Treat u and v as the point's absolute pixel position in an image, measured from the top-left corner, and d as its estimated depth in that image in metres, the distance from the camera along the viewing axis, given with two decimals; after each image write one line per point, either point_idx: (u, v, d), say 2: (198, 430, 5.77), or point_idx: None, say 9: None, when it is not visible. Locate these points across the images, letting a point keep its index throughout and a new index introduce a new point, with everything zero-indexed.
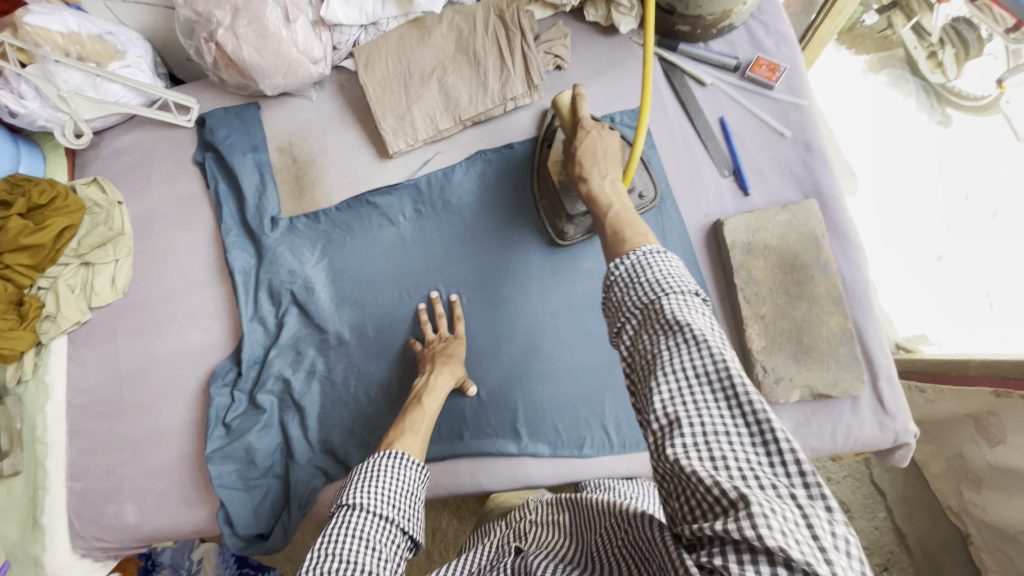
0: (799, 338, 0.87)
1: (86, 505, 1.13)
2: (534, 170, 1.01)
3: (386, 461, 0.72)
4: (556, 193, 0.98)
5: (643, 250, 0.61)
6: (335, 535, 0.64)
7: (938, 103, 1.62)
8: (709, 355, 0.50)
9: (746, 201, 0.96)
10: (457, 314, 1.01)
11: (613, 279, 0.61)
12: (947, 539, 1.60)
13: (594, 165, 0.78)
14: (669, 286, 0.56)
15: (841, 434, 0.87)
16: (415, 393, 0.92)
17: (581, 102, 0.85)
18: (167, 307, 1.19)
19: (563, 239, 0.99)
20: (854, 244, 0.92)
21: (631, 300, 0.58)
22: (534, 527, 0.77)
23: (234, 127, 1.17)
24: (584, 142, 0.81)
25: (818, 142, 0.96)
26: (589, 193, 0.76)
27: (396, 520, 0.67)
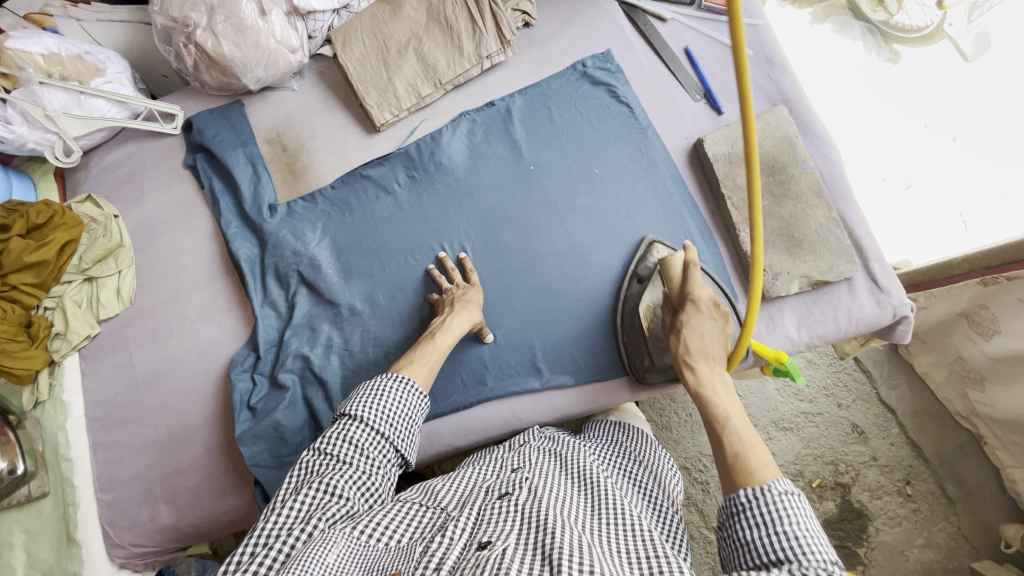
0: (790, 234, 0.92)
1: (119, 513, 1.13)
2: (620, 307, 1.00)
3: (393, 384, 0.82)
4: (642, 335, 0.98)
5: (779, 486, 0.66)
6: (335, 437, 0.77)
7: (884, 40, 1.69)
8: None
9: (720, 119, 1.03)
10: (471, 268, 1.05)
11: (739, 507, 0.66)
12: (962, 445, 1.65)
13: (702, 355, 0.84)
14: (804, 545, 0.60)
15: (844, 317, 0.92)
16: (430, 329, 0.96)
17: (693, 274, 0.85)
18: (175, 308, 1.20)
19: (642, 383, 0.99)
20: (826, 142, 0.97)
21: (759, 539, 0.63)
22: (536, 461, 0.86)
23: (222, 125, 1.20)
24: (692, 322, 0.85)
25: (778, 55, 1.01)
26: (697, 385, 0.83)
27: (390, 438, 0.78)
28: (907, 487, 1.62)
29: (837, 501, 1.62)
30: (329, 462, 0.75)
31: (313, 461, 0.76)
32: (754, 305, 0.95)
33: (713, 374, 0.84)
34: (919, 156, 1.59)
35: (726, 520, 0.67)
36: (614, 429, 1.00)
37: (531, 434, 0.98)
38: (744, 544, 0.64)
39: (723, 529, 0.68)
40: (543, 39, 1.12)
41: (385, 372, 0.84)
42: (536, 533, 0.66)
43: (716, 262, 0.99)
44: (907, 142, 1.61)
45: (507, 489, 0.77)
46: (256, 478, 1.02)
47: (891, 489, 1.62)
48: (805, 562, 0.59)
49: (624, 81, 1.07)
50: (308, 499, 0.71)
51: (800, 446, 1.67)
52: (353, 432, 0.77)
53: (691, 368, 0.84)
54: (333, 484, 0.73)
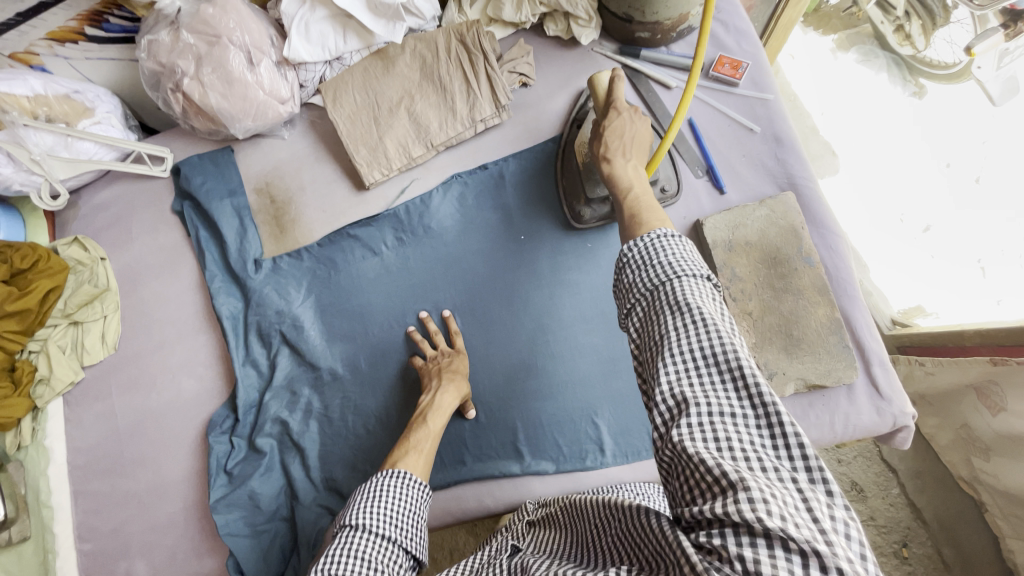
0: (789, 332, 0.87)
1: (97, 564, 1.12)
2: (559, 149, 1.02)
3: (391, 480, 0.79)
4: (578, 174, 0.99)
5: (658, 230, 0.61)
6: (338, 555, 0.70)
7: (910, 74, 1.60)
8: (718, 340, 0.52)
9: (722, 199, 0.96)
10: (456, 330, 1.03)
11: (626, 261, 0.62)
12: (962, 510, 1.60)
13: (619, 149, 0.78)
14: (676, 273, 0.57)
15: (841, 423, 0.87)
16: (420, 410, 0.94)
17: (617, 81, 0.82)
18: (159, 358, 1.18)
19: (579, 223, 1.00)
20: (834, 233, 0.92)
21: (641, 282, 0.60)
22: (530, 529, 0.81)
23: (210, 173, 1.17)
24: (612, 123, 0.80)
25: (787, 134, 0.96)
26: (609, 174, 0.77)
27: (398, 539, 0.74)
28: (903, 550, 1.60)
29: None
30: None
31: None
32: None
33: (629, 166, 0.77)
34: (923, 193, 1.57)
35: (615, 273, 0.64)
36: (611, 489, 0.91)
37: (523, 513, 0.90)
38: (631, 287, 0.61)
39: (617, 296, 0.64)
40: (541, 100, 1.06)
41: (379, 470, 0.80)
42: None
43: None
44: (922, 179, 1.57)
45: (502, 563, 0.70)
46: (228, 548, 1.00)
47: (888, 550, 1.61)
48: (677, 292, 0.56)
49: None
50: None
51: None
52: (357, 542, 0.72)
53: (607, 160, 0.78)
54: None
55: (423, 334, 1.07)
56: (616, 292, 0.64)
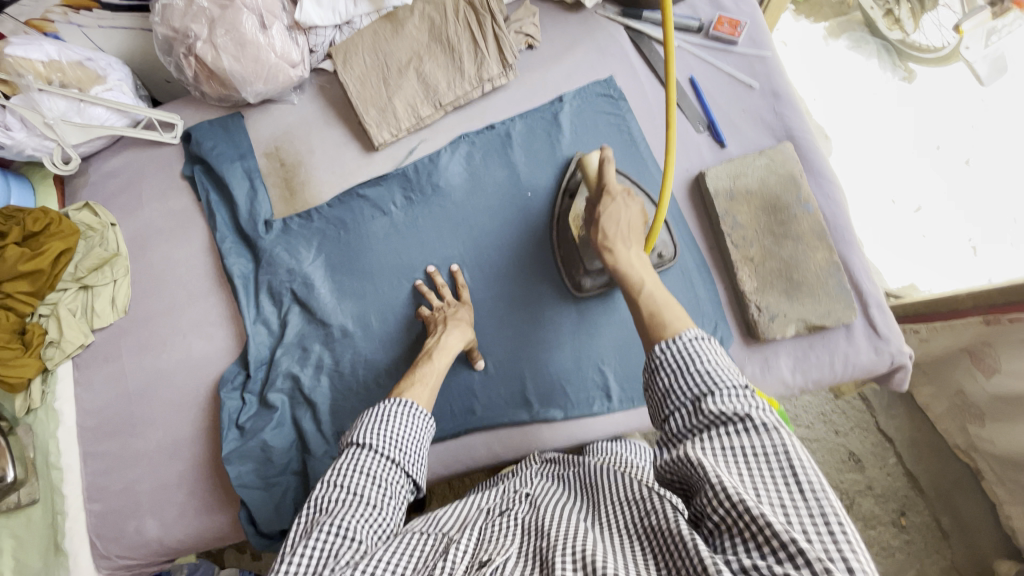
0: (789, 276, 0.90)
1: (107, 524, 1.13)
2: (554, 218, 1.03)
3: (398, 407, 0.82)
4: (575, 246, 1.00)
5: (687, 334, 0.66)
6: (344, 469, 0.75)
7: (900, 60, 1.68)
8: (764, 435, 0.55)
9: (723, 152, 0.99)
10: (462, 283, 1.04)
11: (659, 363, 0.66)
12: (959, 478, 1.63)
13: (618, 237, 0.82)
14: (717, 377, 0.60)
15: (840, 363, 0.90)
16: (426, 349, 0.95)
17: (608, 165, 0.86)
18: (170, 320, 1.19)
19: (580, 291, 1.01)
20: (830, 182, 0.95)
21: (680, 387, 0.63)
22: (537, 479, 0.84)
23: (220, 137, 1.19)
24: (608, 208, 0.85)
25: (785, 89, 0.99)
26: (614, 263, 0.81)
27: (400, 463, 0.78)
28: (901, 519, 1.62)
29: None
30: (340, 497, 0.72)
31: (323, 496, 0.72)
32: (746, 344, 0.93)
33: (632, 254, 0.81)
34: (916, 177, 1.60)
35: (646, 377, 0.66)
36: (614, 447, 0.94)
37: (530, 461, 0.94)
38: (666, 392, 0.64)
39: (651, 399, 0.66)
40: (546, 62, 1.10)
41: (389, 396, 0.84)
42: (536, 541, 0.65)
43: (713, 301, 0.95)
44: (912, 161, 1.61)
45: (507, 506, 0.76)
46: (241, 499, 1.02)
47: (886, 519, 1.61)
48: (720, 397, 0.59)
49: (626, 110, 1.06)
50: (319, 541, 0.65)
51: None
52: (363, 458, 0.76)
53: (609, 250, 0.82)
54: (346, 524, 0.68)
55: (430, 287, 1.09)
56: (649, 395, 0.66)
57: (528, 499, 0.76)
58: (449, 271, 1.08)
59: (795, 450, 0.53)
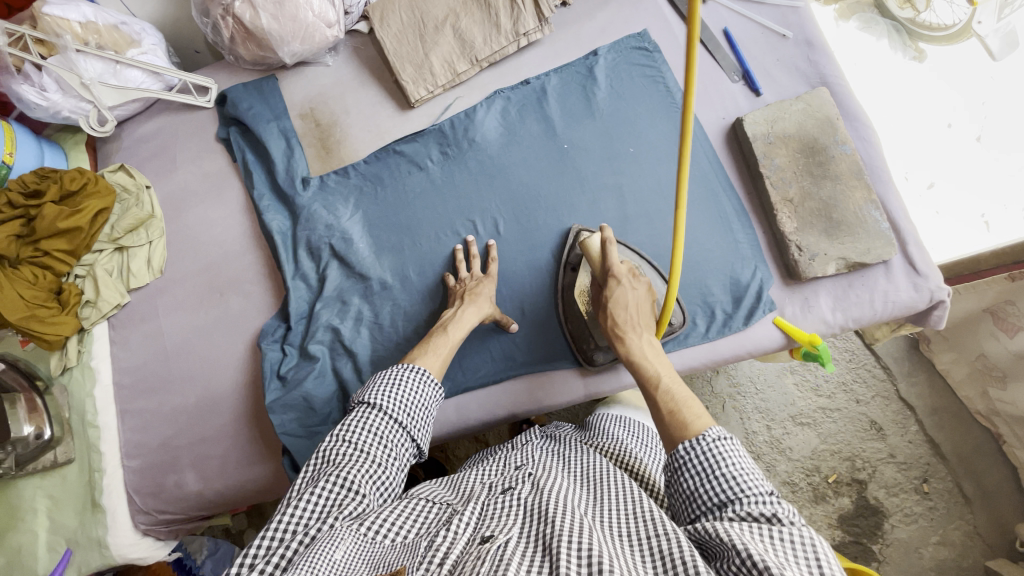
0: (828, 215, 0.92)
1: (146, 480, 1.14)
2: (559, 294, 1.03)
3: (410, 373, 0.83)
4: (584, 322, 1.01)
5: (711, 432, 0.65)
6: (354, 425, 0.77)
7: (910, 38, 1.44)
8: (793, 534, 0.55)
9: (758, 100, 1.01)
10: (494, 257, 1.05)
11: (682, 463, 0.66)
12: (980, 443, 1.64)
13: (629, 325, 0.85)
14: (745, 481, 0.61)
15: (880, 301, 0.91)
16: (442, 321, 0.97)
17: (609, 246, 0.88)
18: (206, 279, 1.20)
19: (592, 364, 1.02)
20: (866, 126, 0.97)
21: (705, 489, 0.62)
22: (541, 459, 0.85)
23: (255, 99, 1.20)
24: (615, 294, 0.87)
25: (819, 38, 1.01)
26: (628, 353, 0.84)
27: (407, 428, 0.79)
28: (924, 486, 1.62)
29: (853, 497, 1.62)
30: (348, 450, 0.74)
31: (333, 448, 0.75)
32: (787, 285, 0.95)
33: (643, 341, 0.84)
34: (947, 154, 1.35)
35: (669, 475, 0.66)
36: (618, 416, 1.05)
37: (530, 435, 1.02)
38: (691, 494, 0.64)
39: (674, 498, 0.66)
40: (581, 18, 1.12)
41: (400, 362, 0.85)
42: (540, 525, 0.63)
43: (752, 244, 0.97)
44: (932, 142, 1.37)
45: (510, 484, 0.75)
46: (285, 447, 1.03)
47: (908, 486, 1.62)
48: (746, 501, 0.59)
49: (662, 61, 1.08)
50: (325, 491, 0.70)
51: (817, 441, 1.66)
52: (371, 419, 0.77)
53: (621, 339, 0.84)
54: (351, 479, 0.72)
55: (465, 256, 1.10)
56: (671, 492, 0.67)
57: (529, 477, 0.75)
58: (486, 243, 1.09)
59: (821, 551, 0.53)
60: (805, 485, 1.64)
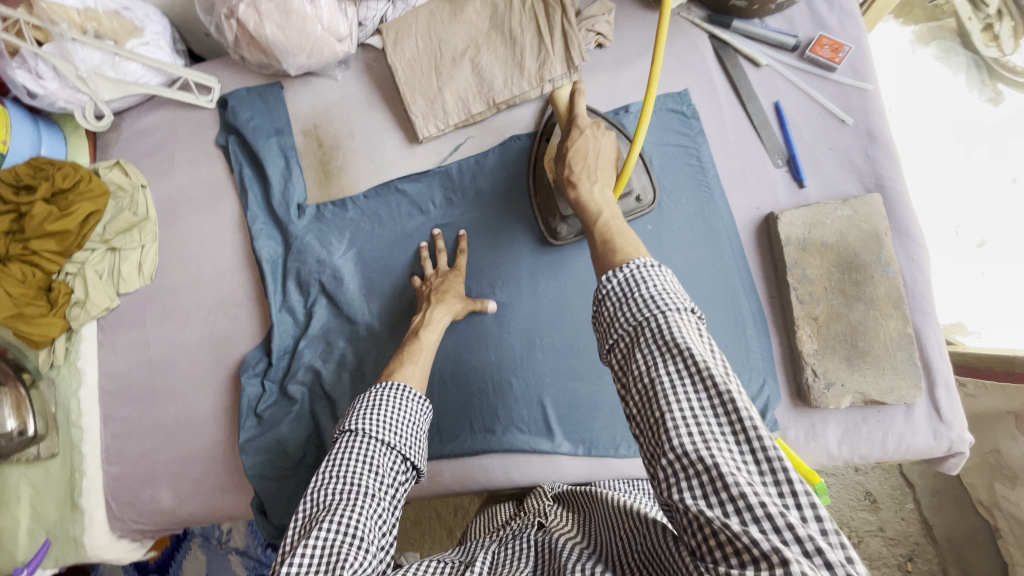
0: (853, 342, 0.83)
1: (123, 488, 1.15)
2: (531, 165, 0.98)
3: (392, 392, 0.77)
4: (550, 191, 0.96)
5: (636, 261, 0.59)
6: (342, 458, 0.69)
7: (989, 78, 1.32)
8: (711, 384, 0.50)
9: (801, 193, 0.90)
10: (462, 248, 1.01)
11: (604, 294, 0.60)
12: (974, 532, 1.56)
13: (585, 172, 0.78)
14: (660, 304, 0.55)
15: (893, 442, 0.84)
16: (413, 327, 0.95)
17: (579, 99, 0.85)
18: (195, 293, 1.16)
19: (555, 239, 0.98)
20: (917, 243, 0.86)
21: (624, 315, 0.57)
22: (552, 512, 0.78)
23: (258, 108, 1.12)
24: (576, 144, 0.82)
25: (882, 129, 0.88)
26: (577, 196, 0.77)
27: (397, 448, 0.72)
28: (907, 564, 1.57)
29: None
30: (340, 494, 0.66)
31: (322, 492, 0.66)
32: (794, 406, 0.88)
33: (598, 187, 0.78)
34: (994, 208, 1.28)
35: (592, 305, 0.61)
36: (630, 484, 0.92)
37: (541, 495, 0.89)
38: (612, 323, 0.59)
39: (596, 327, 0.62)
40: (616, 66, 1.00)
41: (382, 379, 0.79)
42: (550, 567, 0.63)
43: (764, 354, 0.89)
44: (989, 195, 1.29)
45: (520, 535, 0.72)
46: (255, 488, 1.01)
47: (891, 562, 1.58)
48: (665, 325, 0.54)
49: (698, 131, 0.93)
50: (321, 540, 0.61)
51: None
52: (359, 446, 0.70)
53: (573, 185, 0.78)
54: (354, 523, 0.63)
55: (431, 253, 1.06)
56: (594, 323, 0.62)
57: (540, 530, 0.72)
58: (453, 235, 1.04)
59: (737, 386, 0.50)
60: None
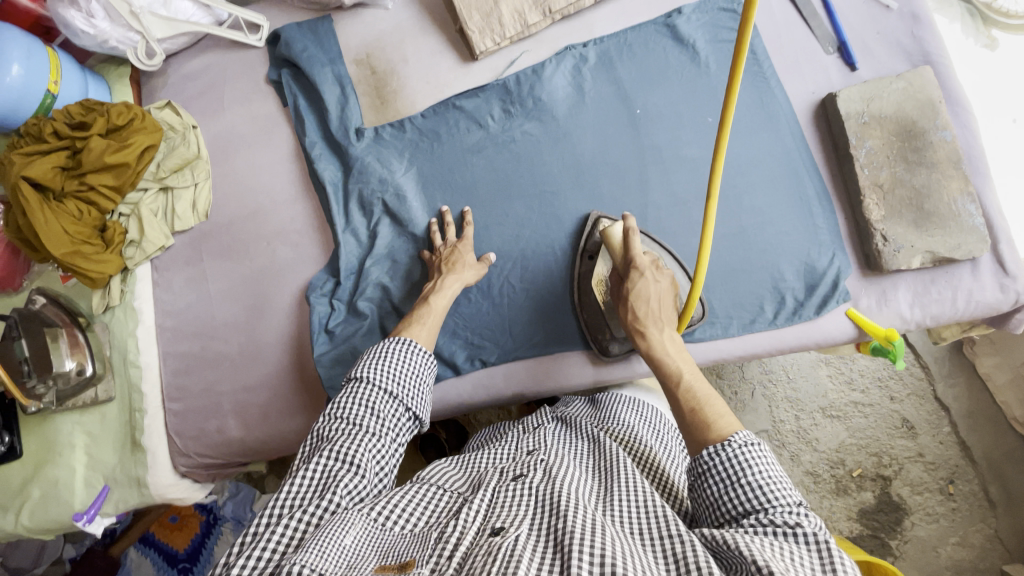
0: (920, 205, 0.87)
1: (187, 423, 1.14)
2: (575, 283, 1.01)
3: (395, 345, 0.79)
4: (600, 311, 0.99)
5: (739, 437, 0.63)
6: (343, 403, 0.74)
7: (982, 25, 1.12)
8: (817, 557, 0.53)
9: (853, 76, 0.94)
10: (468, 223, 1.03)
11: (706, 468, 0.63)
12: (1012, 450, 1.48)
13: (651, 319, 0.81)
14: (770, 494, 0.59)
15: (963, 300, 0.87)
16: (423, 294, 0.95)
17: (633, 239, 0.86)
18: (253, 226, 1.17)
19: (606, 355, 1.00)
20: (967, 112, 0.90)
21: (731, 495, 0.61)
22: (552, 442, 0.83)
23: (310, 40, 1.15)
24: (637, 287, 0.83)
25: (926, 11, 0.93)
26: (648, 348, 0.80)
27: (399, 397, 0.75)
28: (949, 487, 1.46)
29: (876, 492, 1.47)
30: (341, 427, 0.71)
31: (325, 427, 0.72)
32: (863, 276, 0.91)
33: (666, 336, 0.80)
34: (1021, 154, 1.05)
35: (694, 478, 0.64)
36: (632, 401, 0.97)
37: (543, 414, 0.98)
38: (715, 500, 0.62)
39: (694, 494, 0.65)
40: None
41: (393, 335, 0.80)
42: (550, 516, 0.59)
43: (831, 229, 0.92)
44: None
45: (523, 469, 0.71)
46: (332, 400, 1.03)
47: (933, 486, 1.46)
48: (774, 511, 0.58)
49: (751, 26, 0.97)
50: (320, 465, 0.67)
51: (845, 435, 1.50)
52: (362, 393, 0.74)
53: (642, 334, 0.81)
54: (353, 453, 0.69)
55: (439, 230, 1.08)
56: (693, 491, 0.65)
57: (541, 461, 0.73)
58: (459, 212, 1.07)
59: (839, 557, 0.52)
60: (827, 477, 1.49)
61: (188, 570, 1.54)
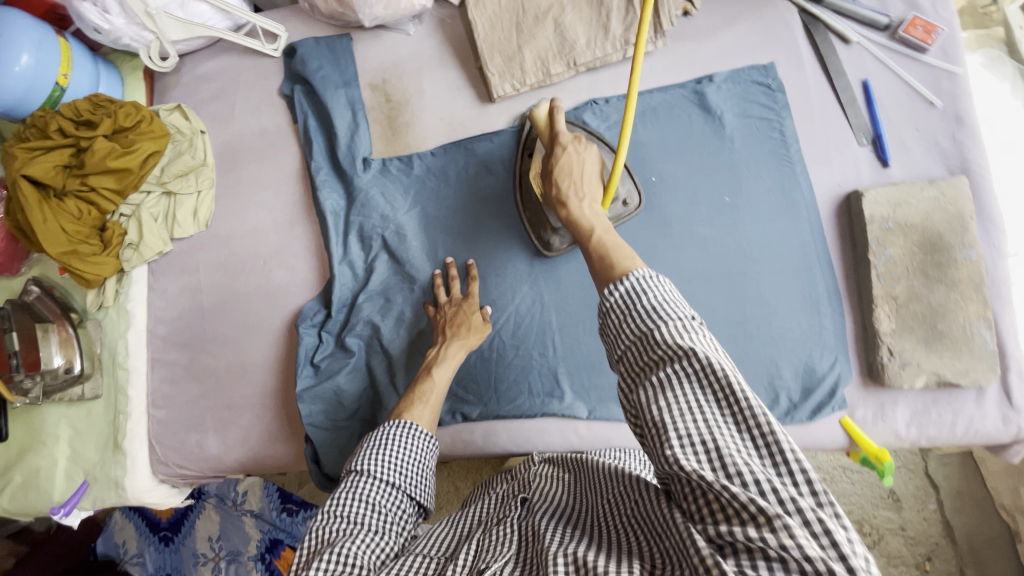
0: (932, 323, 0.83)
1: (169, 433, 1.15)
2: (517, 183, 1.00)
3: (395, 431, 0.77)
4: (540, 205, 0.97)
5: (636, 273, 0.58)
6: (343, 499, 0.69)
7: None
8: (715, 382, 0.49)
9: (884, 173, 0.89)
10: (473, 275, 1.00)
11: (608, 308, 0.58)
12: (993, 536, 1.43)
13: (572, 189, 0.76)
14: (665, 312, 0.54)
15: (962, 426, 0.84)
16: (426, 364, 0.94)
17: (557, 115, 0.82)
18: (251, 243, 1.15)
19: (548, 250, 0.99)
20: (998, 228, 0.86)
21: (628, 328, 0.56)
22: (537, 477, 0.75)
23: (326, 59, 1.11)
24: (560, 161, 0.79)
25: (971, 114, 0.88)
26: (567, 214, 0.75)
27: (401, 487, 0.73)
28: (925, 564, 1.43)
29: None
30: (340, 527, 0.66)
31: (322, 528, 0.66)
32: (864, 385, 0.88)
33: (586, 203, 0.75)
34: None
35: (598, 319, 0.59)
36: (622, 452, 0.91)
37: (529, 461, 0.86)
38: (618, 336, 0.57)
39: (606, 342, 0.60)
40: (700, 35, 0.98)
41: (390, 418, 0.79)
42: (532, 549, 0.60)
43: (837, 333, 0.88)
44: None
45: (504, 513, 0.69)
46: (308, 436, 1.02)
47: (910, 561, 1.44)
48: (670, 332, 0.52)
49: (784, 105, 0.93)
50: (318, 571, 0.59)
51: None
52: (362, 488, 0.70)
53: (563, 203, 0.76)
54: (354, 553, 0.62)
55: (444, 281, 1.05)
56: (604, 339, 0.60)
57: (524, 503, 0.69)
58: (464, 262, 1.04)
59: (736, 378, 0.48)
60: None
61: (168, 539, 1.54)
